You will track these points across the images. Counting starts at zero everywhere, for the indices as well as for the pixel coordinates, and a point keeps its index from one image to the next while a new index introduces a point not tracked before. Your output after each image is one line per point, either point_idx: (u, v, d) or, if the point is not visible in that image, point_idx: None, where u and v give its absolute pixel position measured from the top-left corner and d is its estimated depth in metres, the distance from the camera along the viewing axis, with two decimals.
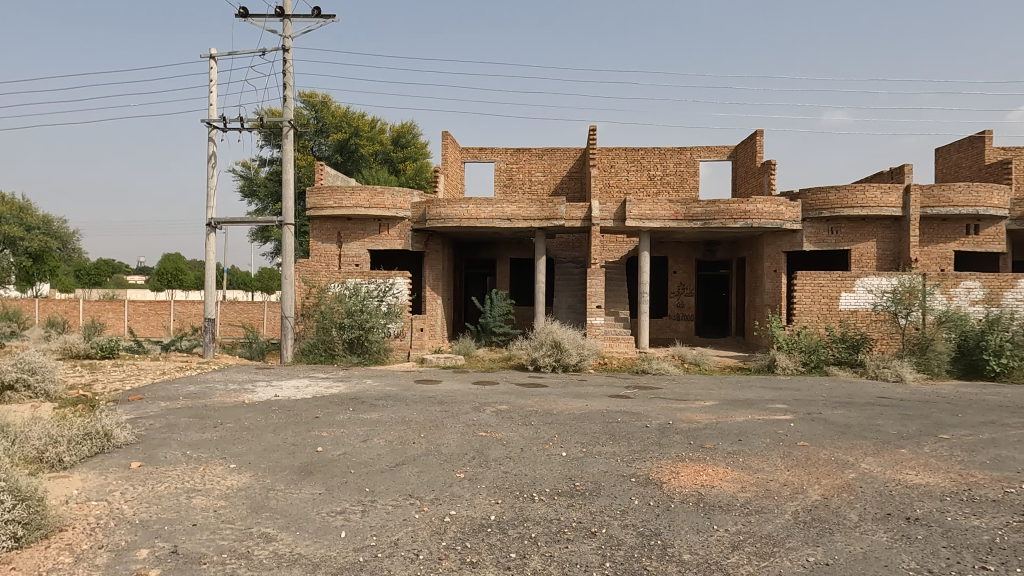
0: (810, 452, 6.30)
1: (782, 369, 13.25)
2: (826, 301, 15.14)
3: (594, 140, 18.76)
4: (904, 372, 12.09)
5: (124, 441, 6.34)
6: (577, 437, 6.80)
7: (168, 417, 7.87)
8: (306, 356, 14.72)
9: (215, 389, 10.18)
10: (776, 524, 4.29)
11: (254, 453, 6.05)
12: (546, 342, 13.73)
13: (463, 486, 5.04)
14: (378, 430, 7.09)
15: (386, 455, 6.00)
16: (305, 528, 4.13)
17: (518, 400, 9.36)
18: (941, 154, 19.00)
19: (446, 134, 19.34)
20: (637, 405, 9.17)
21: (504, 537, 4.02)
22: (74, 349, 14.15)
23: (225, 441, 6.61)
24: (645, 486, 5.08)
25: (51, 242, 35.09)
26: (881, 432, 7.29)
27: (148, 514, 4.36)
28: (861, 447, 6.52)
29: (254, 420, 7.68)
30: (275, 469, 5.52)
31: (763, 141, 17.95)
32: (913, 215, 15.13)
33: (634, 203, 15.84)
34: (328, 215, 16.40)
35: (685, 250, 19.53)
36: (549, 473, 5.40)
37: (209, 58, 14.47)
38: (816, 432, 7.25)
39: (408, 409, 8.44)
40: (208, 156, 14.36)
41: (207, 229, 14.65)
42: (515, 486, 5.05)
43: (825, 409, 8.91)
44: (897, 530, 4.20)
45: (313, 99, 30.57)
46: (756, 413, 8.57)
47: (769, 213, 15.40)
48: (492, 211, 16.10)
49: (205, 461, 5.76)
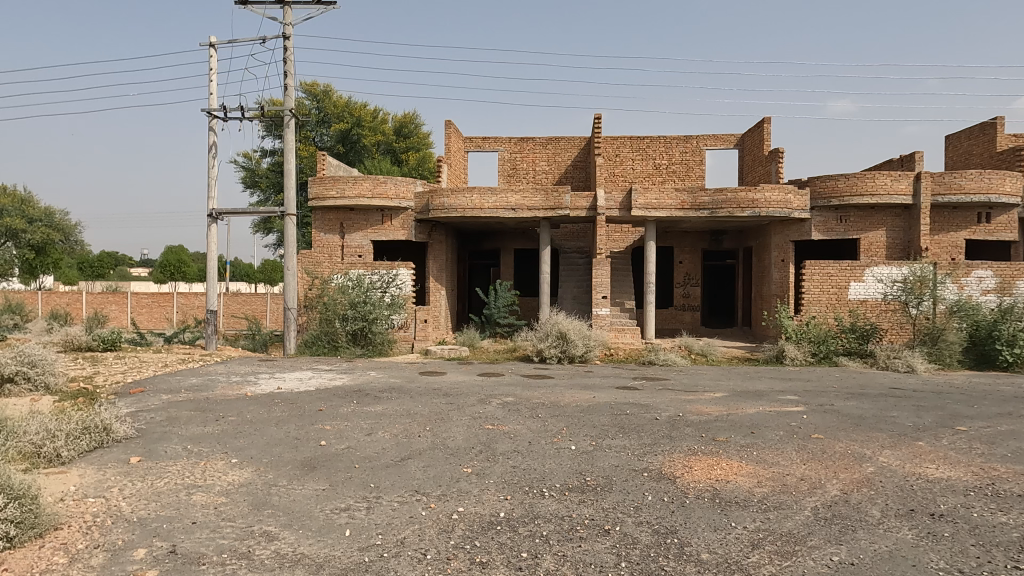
0: (825, 445, 6.15)
1: (791, 360, 13.08)
2: (834, 291, 14.96)
3: (598, 128, 18.55)
4: (915, 362, 11.93)
5: (124, 435, 6.22)
6: (586, 429, 6.65)
7: (169, 410, 7.75)
8: (310, 348, 14.60)
9: (218, 382, 10.08)
10: (796, 521, 4.13)
11: (255, 448, 5.92)
12: (552, 333, 13.57)
13: (470, 481, 4.90)
14: (383, 423, 6.94)
15: (392, 449, 5.87)
16: (309, 527, 3.98)
17: (524, 391, 9.21)
18: (951, 141, 18.73)
19: (449, 123, 19.13)
20: (646, 396, 9.02)
21: (514, 535, 3.87)
22: (76, 342, 14.05)
23: (227, 434, 6.49)
24: (658, 481, 4.93)
25: (53, 234, 34.91)
26: (896, 424, 7.13)
27: (146, 512, 4.23)
28: (877, 440, 6.36)
29: (256, 414, 7.54)
30: (277, 464, 5.38)
31: (771, 129, 17.70)
32: (924, 203, 14.89)
33: (639, 192, 15.63)
34: (330, 206, 16.22)
35: (691, 240, 19.28)
36: (559, 468, 5.26)
37: (208, 46, 14.23)
38: (831, 424, 7.08)
39: (413, 401, 8.31)
40: (209, 146, 14.16)
41: (208, 220, 14.49)
42: (524, 482, 4.90)
43: (838, 400, 8.74)
44: (922, 527, 4.05)
45: (314, 89, 30.29)
46: (767, 404, 8.43)
47: (777, 202, 15.15)
48: (496, 201, 15.90)
49: (207, 456, 5.64)
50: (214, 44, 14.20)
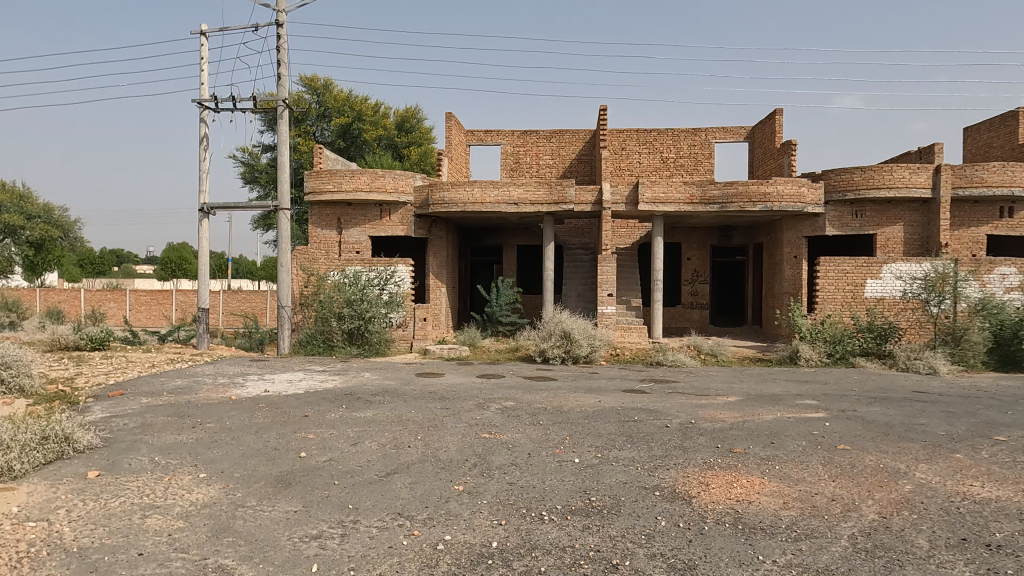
0: (854, 457, 5.60)
1: (806, 361, 12.49)
2: (850, 289, 14.38)
3: (603, 120, 17.97)
4: (938, 364, 11.32)
5: (88, 445, 5.73)
6: (592, 439, 6.12)
7: (145, 416, 7.25)
8: (304, 347, 14.04)
9: (203, 384, 9.54)
10: (834, 554, 3.59)
11: (229, 460, 5.41)
12: (556, 332, 13.04)
13: (461, 503, 4.36)
14: (371, 432, 6.41)
15: (377, 462, 5.35)
16: (271, 560, 3.46)
17: (526, 395, 8.68)
18: (970, 134, 18.09)
19: (450, 115, 18.59)
20: (653, 401, 8.47)
21: (507, 573, 3.34)
22: (63, 341, 13.56)
23: (200, 444, 5.98)
24: (672, 502, 4.38)
25: (52, 231, 34.45)
26: (928, 433, 6.56)
27: (89, 539, 3.72)
28: (911, 452, 5.80)
29: (237, 420, 7.02)
30: (249, 480, 4.87)
31: (782, 120, 17.10)
32: (944, 196, 14.26)
33: (646, 185, 15.06)
34: (327, 200, 15.71)
35: (699, 235, 18.72)
36: (561, 486, 4.71)
37: (199, 34, 13.72)
38: (857, 433, 6.52)
39: (406, 406, 7.76)
40: (201, 138, 13.67)
41: (200, 216, 13.99)
42: (521, 502, 4.37)
43: (861, 405, 8.18)
44: (980, 562, 3.50)
45: (314, 82, 29.70)
46: (785, 410, 7.87)
47: (791, 196, 14.57)
48: (498, 195, 15.36)
49: (173, 470, 5.13)
50: (206, 32, 13.68)
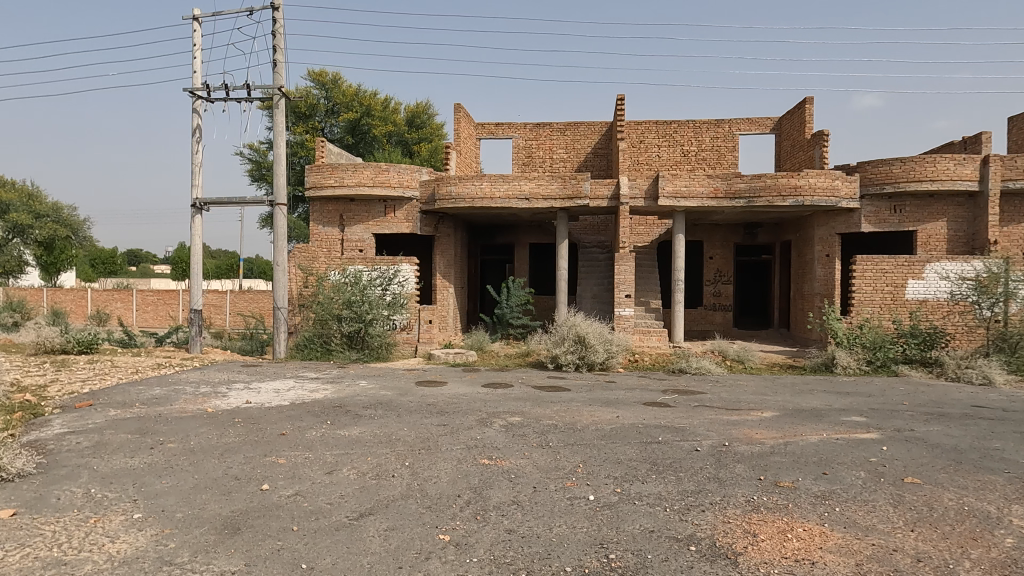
0: (929, 496, 4.60)
1: (843, 368, 11.48)
2: (890, 290, 13.31)
3: (620, 109, 17.03)
4: (993, 374, 10.20)
5: (18, 473, 4.89)
6: (609, 468, 5.18)
7: (104, 433, 6.43)
8: (301, 351, 13.22)
9: (182, 393, 8.73)
10: None
11: (175, 494, 4.54)
12: (569, 337, 12.06)
13: (443, 561, 3.45)
14: (352, 456, 5.53)
15: (352, 498, 4.46)
16: None
17: (534, 408, 7.77)
18: (1016, 123, 16.84)
19: (457, 106, 17.68)
20: (679, 416, 7.48)
21: None
22: (49, 343, 12.83)
23: (152, 471, 5.12)
24: (713, 564, 3.43)
25: (60, 230, 33.96)
26: (1007, 461, 5.56)
27: None
28: (996, 489, 4.77)
29: (204, 439, 6.17)
30: (191, 524, 3.98)
31: (813, 110, 15.99)
32: (992, 190, 13.08)
33: (667, 178, 14.09)
34: (328, 196, 14.90)
35: (722, 233, 17.72)
36: (571, 537, 3.78)
37: (192, 19, 12.93)
38: (923, 461, 5.52)
39: (398, 423, 6.86)
40: (192, 129, 12.90)
41: (192, 211, 13.21)
42: (520, 562, 3.45)
43: (917, 424, 7.13)
44: None
45: (322, 77, 28.90)
46: (831, 429, 6.86)
47: (824, 189, 13.51)
48: (508, 189, 14.44)
49: (105, 508, 4.26)
50: (199, 17, 12.90)
